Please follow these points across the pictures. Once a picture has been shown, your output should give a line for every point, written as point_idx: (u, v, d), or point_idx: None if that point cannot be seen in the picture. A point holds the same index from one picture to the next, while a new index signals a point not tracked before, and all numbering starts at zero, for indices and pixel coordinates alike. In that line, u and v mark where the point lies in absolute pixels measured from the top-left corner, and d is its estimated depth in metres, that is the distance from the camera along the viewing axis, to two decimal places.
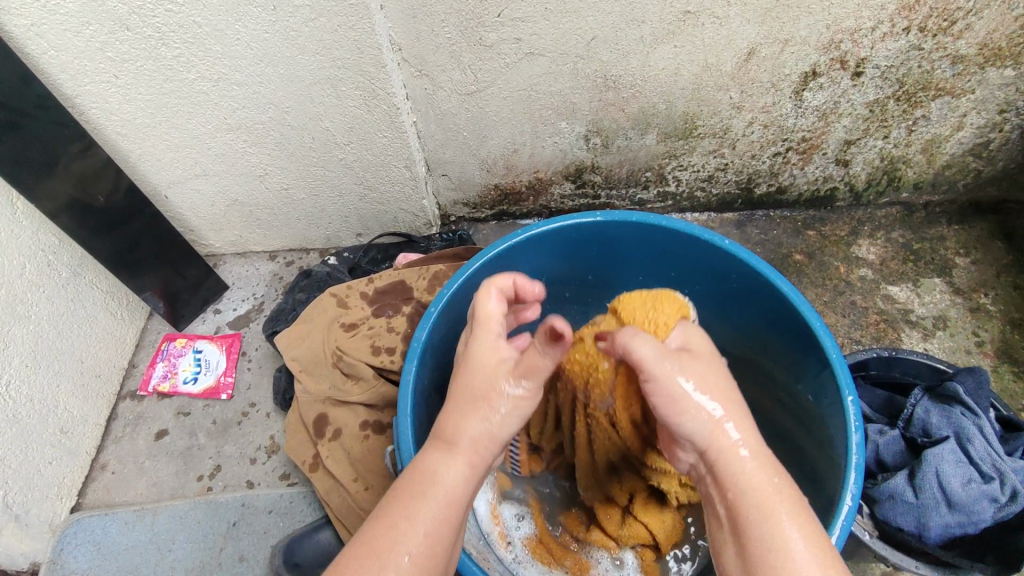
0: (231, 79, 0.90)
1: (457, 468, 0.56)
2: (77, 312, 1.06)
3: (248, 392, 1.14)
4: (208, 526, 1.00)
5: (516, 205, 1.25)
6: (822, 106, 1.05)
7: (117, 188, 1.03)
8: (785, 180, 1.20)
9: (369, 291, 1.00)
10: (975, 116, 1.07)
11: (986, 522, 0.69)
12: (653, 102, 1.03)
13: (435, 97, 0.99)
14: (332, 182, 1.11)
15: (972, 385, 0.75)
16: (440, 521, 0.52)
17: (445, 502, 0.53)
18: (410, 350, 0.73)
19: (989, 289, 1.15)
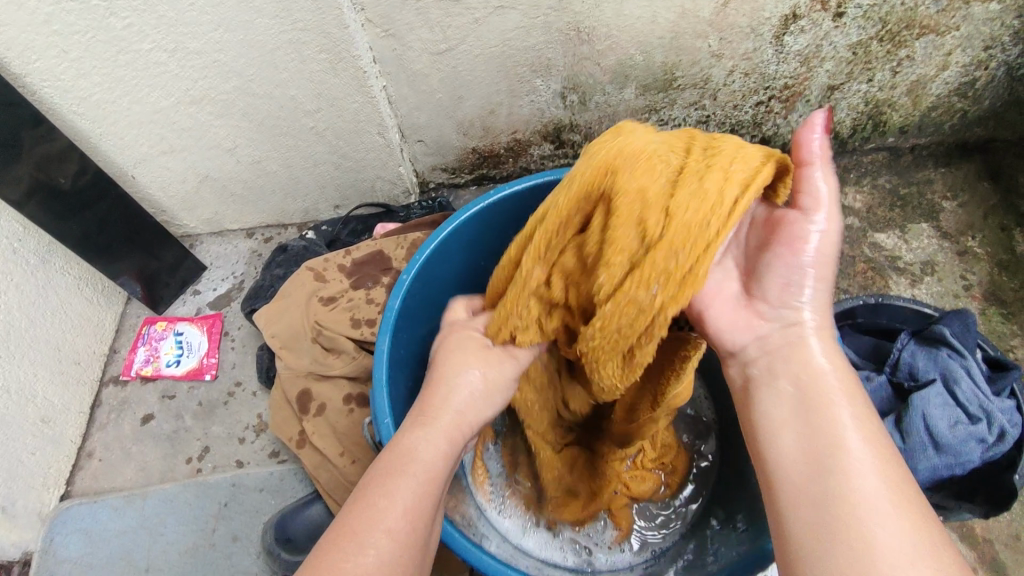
0: (187, 49, 0.86)
1: (433, 434, 0.55)
2: (51, 300, 1.03)
3: (233, 372, 1.12)
4: (199, 507, 1.00)
5: (495, 168, 1.22)
6: (805, 50, 1.01)
7: (82, 171, 0.99)
8: (769, 130, 1.17)
9: (346, 263, 0.97)
10: (961, 54, 1.04)
11: (974, 463, 0.69)
12: (630, 54, 0.99)
13: (404, 58, 0.95)
14: (303, 153, 1.08)
15: (958, 328, 0.74)
16: (409, 512, 0.50)
17: (424, 478, 0.52)
18: (384, 319, 0.71)
19: (976, 232, 1.14)
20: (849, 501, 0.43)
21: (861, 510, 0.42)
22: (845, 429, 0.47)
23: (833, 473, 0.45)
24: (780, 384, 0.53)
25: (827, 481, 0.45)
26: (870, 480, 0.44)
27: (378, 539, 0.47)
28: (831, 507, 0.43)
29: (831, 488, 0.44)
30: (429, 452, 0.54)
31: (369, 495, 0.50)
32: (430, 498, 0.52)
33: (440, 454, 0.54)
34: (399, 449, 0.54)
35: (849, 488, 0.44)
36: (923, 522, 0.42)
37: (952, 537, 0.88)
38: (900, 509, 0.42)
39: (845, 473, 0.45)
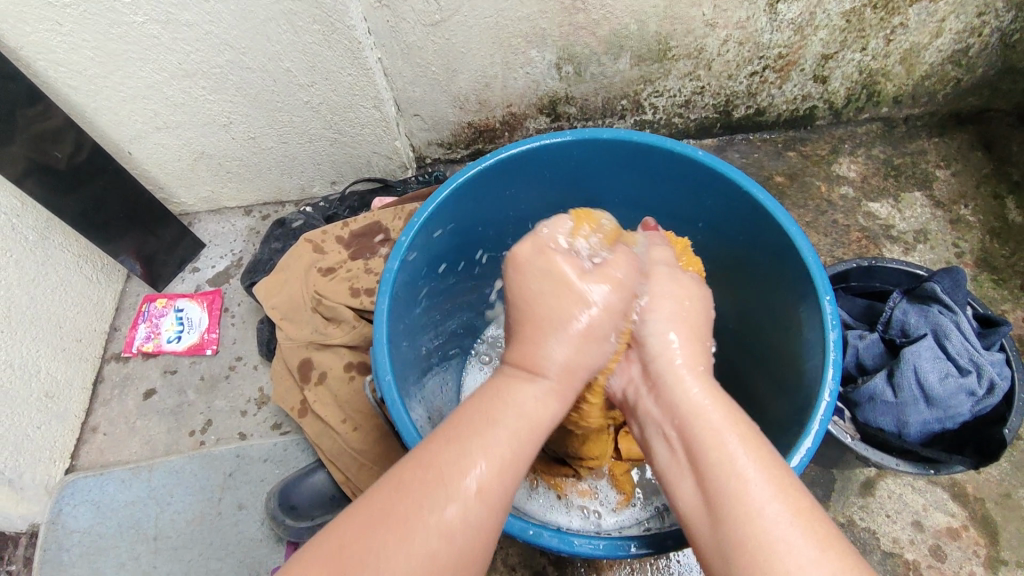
0: (181, 21, 0.86)
1: (544, 391, 0.53)
2: (51, 276, 1.04)
3: (234, 346, 1.13)
4: (204, 478, 1.01)
5: (491, 143, 1.22)
6: (798, 19, 1.02)
7: (79, 147, 0.99)
8: (764, 101, 1.18)
9: (344, 234, 0.98)
10: (954, 21, 1.04)
11: (963, 417, 0.71)
12: (624, 23, 1.00)
13: (399, 30, 0.95)
14: (300, 127, 1.08)
15: (949, 285, 0.75)
16: (500, 466, 0.48)
17: (523, 430, 0.51)
18: (382, 280, 0.72)
19: (969, 200, 1.15)
20: (752, 528, 0.45)
21: (767, 534, 0.44)
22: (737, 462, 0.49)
23: (722, 510, 0.47)
24: (665, 431, 0.55)
25: (716, 518, 0.47)
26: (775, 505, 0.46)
27: (465, 491, 0.46)
28: (736, 540, 0.45)
29: (721, 526, 0.47)
30: (529, 407, 0.52)
31: (443, 455, 0.47)
32: (527, 452, 0.50)
33: (548, 413, 0.53)
34: (496, 397, 0.52)
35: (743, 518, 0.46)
36: (830, 543, 0.44)
37: (943, 496, 0.90)
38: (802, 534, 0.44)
39: (737, 501, 0.47)
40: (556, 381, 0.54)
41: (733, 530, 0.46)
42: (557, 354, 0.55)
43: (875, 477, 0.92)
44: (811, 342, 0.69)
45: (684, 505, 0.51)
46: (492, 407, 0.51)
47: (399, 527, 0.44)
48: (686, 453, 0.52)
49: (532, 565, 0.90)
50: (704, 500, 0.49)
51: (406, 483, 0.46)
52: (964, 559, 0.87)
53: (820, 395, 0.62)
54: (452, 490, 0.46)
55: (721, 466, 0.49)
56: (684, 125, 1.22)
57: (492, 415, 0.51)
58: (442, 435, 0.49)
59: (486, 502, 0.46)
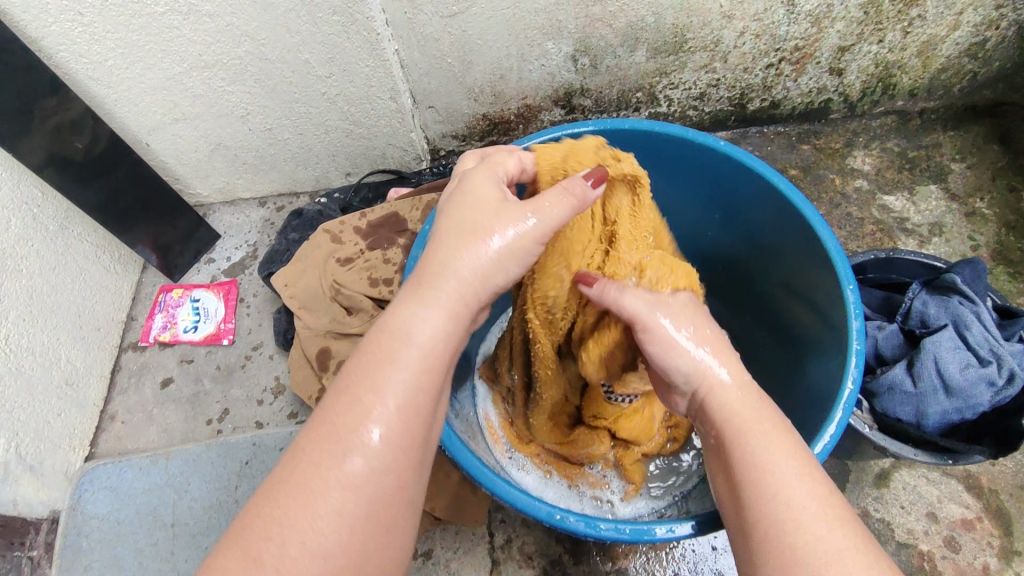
0: (201, 10, 0.87)
1: (434, 321, 0.49)
2: (70, 266, 1.05)
3: (250, 336, 1.14)
4: (221, 466, 1.02)
5: (506, 135, 1.22)
6: (816, 10, 1.01)
7: (98, 138, 1.00)
8: (779, 94, 1.17)
9: (362, 225, 0.99)
10: (972, 13, 1.04)
11: (982, 407, 0.71)
12: (641, 15, 1.00)
13: (416, 21, 0.95)
14: (316, 119, 1.08)
15: (969, 275, 0.76)
16: (392, 423, 0.46)
17: (419, 367, 0.48)
18: (407, 268, 0.73)
19: (984, 193, 1.15)
20: (803, 538, 0.43)
21: (803, 533, 0.44)
22: (773, 457, 0.47)
23: (748, 496, 0.47)
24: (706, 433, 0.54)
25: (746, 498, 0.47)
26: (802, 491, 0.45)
27: (364, 448, 0.45)
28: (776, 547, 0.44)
29: (746, 509, 0.47)
30: (426, 343, 0.49)
31: (339, 407, 0.46)
32: (424, 387, 0.48)
33: (441, 333, 0.49)
34: (391, 329, 0.49)
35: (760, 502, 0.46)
36: (844, 524, 0.44)
37: (957, 487, 0.90)
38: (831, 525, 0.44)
39: (767, 494, 0.46)
40: (439, 301, 0.50)
41: (769, 533, 0.45)
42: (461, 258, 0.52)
43: (889, 469, 0.92)
44: (833, 331, 0.69)
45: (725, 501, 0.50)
46: (390, 340, 0.48)
47: (302, 498, 0.43)
48: (718, 444, 0.52)
49: (548, 553, 0.91)
50: (737, 501, 0.48)
51: (305, 451, 0.45)
52: (978, 550, 0.87)
53: (843, 384, 0.63)
54: (321, 480, 0.44)
55: (758, 460, 0.48)
56: (698, 117, 1.22)
57: (388, 357, 0.48)
58: (341, 388, 0.47)
59: (392, 450, 0.46)
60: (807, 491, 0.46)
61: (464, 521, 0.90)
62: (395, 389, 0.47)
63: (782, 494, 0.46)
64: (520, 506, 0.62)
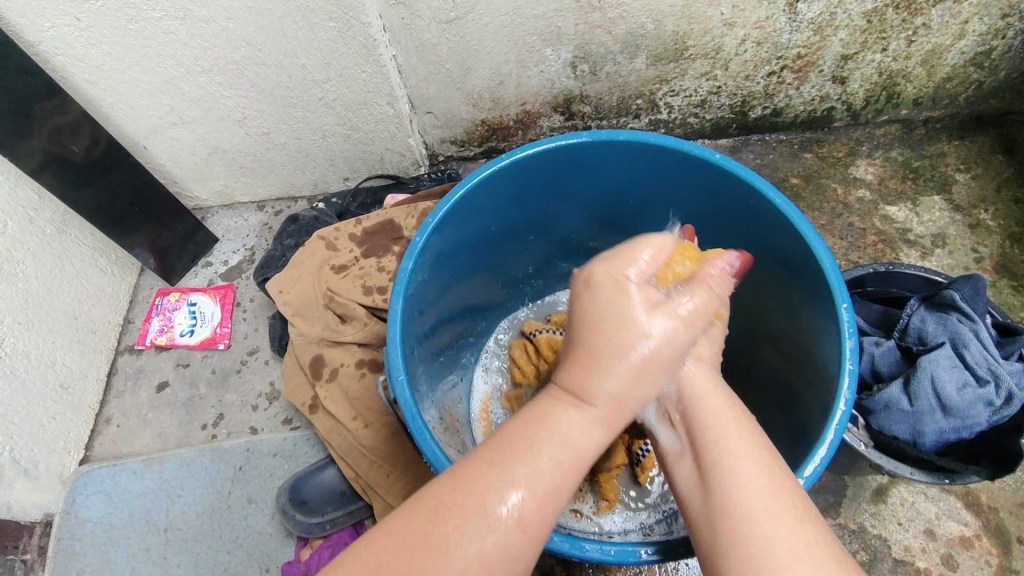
0: (197, 15, 0.86)
1: (591, 421, 0.49)
2: (67, 269, 1.05)
3: (246, 341, 1.14)
4: (215, 471, 1.02)
5: (504, 140, 1.21)
6: (818, 18, 1.00)
7: (96, 141, 1.00)
8: (781, 102, 1.16)
9: (357, 232, 0.99)
10: (978, 22, 1.02)
11: (980, 427, 0.70)
12: (641, 22, 0.99)
13: (414, 27, 0.94)
14: (314, 124, 1.08)
15: (969, 292, 0.74)
16: (542, 499, 0.45)
17: (565, 462, 0.47)
18: (397, 280, 0.72)
19: (989, 205, 1.13)
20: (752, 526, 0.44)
21: (761, 530, 0.44)
22: (736, 459, 0.48)
23: (713, 481, 0.48)
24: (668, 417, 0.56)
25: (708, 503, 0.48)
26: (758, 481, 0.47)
27: (502, 522, 0.44)
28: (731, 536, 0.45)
29: (712, 494, 0.48)
30: (569, 434, 0.48)
31: (483, 481, 0.45)
32: (568, 484, 0.47)
33: (591, 440, 0.49)
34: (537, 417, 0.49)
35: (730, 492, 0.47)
36: (787, 493, 0.46)
37: (956, 504, 0.89)
38: (784, 519, 0.44)
39: (729, 478, 0.47)
40: (605, 415, 0.49)
41: (719, 504, 0.47)
42: (606, 386, 0.49)
43: (887, 485, 0.91)
44: (828, 349, 0.68)
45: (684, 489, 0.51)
46: (534, 427, 0.48)
47: (434, 551, 0.42)
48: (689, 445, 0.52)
49: (540, 564, 0.90)
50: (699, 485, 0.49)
51: (444, 507, 0.44)
52: (977, 568, 0.86)
53: (835, 405, 0.62)
54: (464, 525, 0.43)
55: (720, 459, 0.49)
56: (699, 124, 1.21)
57: (530, 445, 0.47)
58: (473, 465, 0.46)
59: (518, 537, 0.44)
60: (754, 464, 0.48)
61: None
62: (531, 476, 0.45)
63: (728, 476, 0.48)
64: None
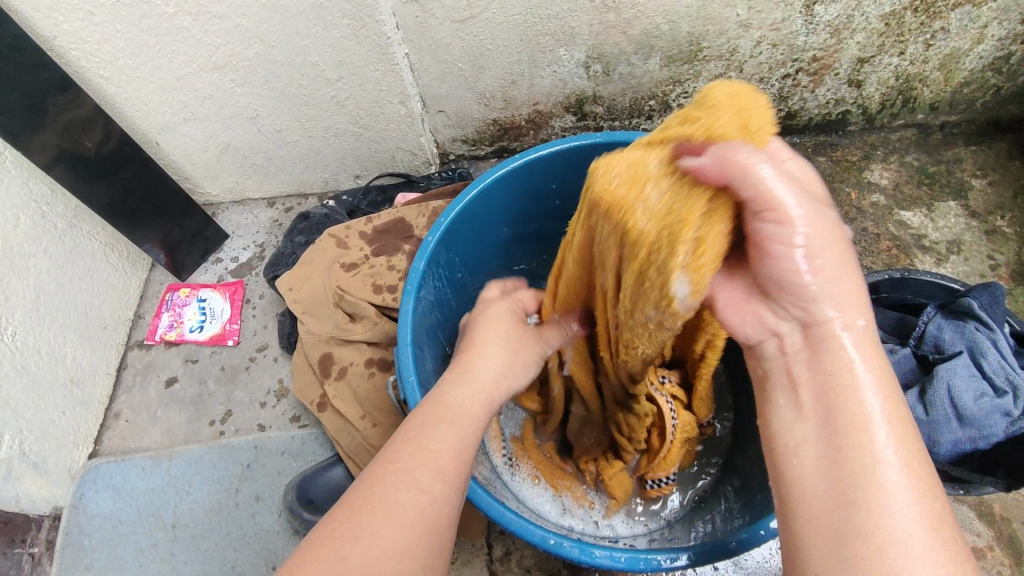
0: (211, 12, 0.86)
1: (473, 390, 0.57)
2: (78, 264, 1.05)
3: (255, 338, 1.14)
4: (223, 468, 1.02)
5: (516, 140, 1.21)
6: (835, 21, 0.99)
7: (109, 137, 1.00)
8: (795, 105, 1.15)
9: (368, 230, 0.98)
10: (997, 26, 1.01)
11: (997, 437, 0.68)
12: (656, 23, 0.98)
13: (427, 26, 0.94)
14: (325, 121, 1.08)
15: (987, 301, 0.73)
16: (450, 455, 0.52)
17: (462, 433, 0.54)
18: (409, 280, 0.72)
19: (1005, 211, 1.12)
20: (875, 524, 0.40)
21: (899, 560, 0.39)
22: (877, 456, 0.42)
23: (850, 498, 0.41)
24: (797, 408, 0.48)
25: (840, 504, 0.42)
26: (899, 503, 0.40)
27: (406, 508, 0.47)
28: (863, 554, 0.39)
29: (847, 510, 0.41)
30: (460, 413, 0.55)
31: (398, 454, 0.50)
32: (469, 450, 0.54)
33: (474, 411, 0.56)
34: (437, 405, 0.55)
35: (870, 505, 0.41)
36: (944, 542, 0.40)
37: (969, 514, 0.88)
38: (936, 556, 0.39)
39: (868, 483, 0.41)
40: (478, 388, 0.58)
41: (853, 520, 0.41)
42: (455, 393, 0.57)
43: None
44: None
45: (802, 489, 0.44)
46: (439, 411, 0.55)
47: (380, 513, 0.46)
48: (824, 436, 0.45)
49: (546, 567, 0.89)
50: (833, 490, 0.42)
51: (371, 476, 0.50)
52: None
53: None
54: (383, 501, 0.47)
55: (862, 462, 0.42)
56: None
57: (432, 419, 0.54)
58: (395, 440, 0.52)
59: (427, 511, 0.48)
60: (907, 490, 0.41)
61: (463, 532, 0.90)
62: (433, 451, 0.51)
63: (868, 489, 0.41)
64: (514, 528, 0.61)
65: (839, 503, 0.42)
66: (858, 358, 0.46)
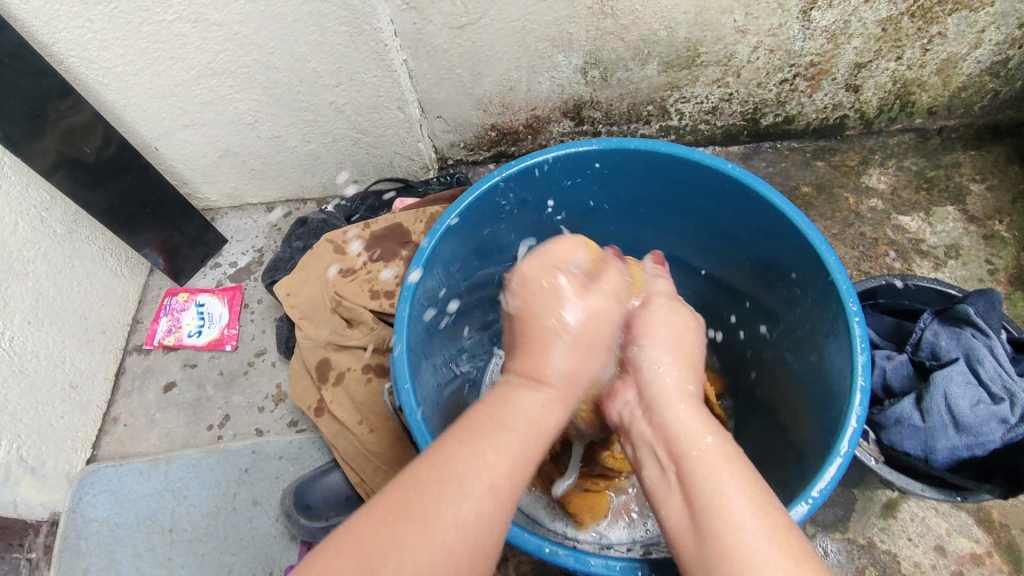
0: (210, 19, 0.87)
1: (546, 398, 0.55)
2: (78, 269, 1.05)
3: (253, 342, 1.14)
4: (220, 473, 1.02)
5: (514, 145, 1.21)
6: (832, 26, 0.99)
7: (108, 142, 1.00)
8: (793, 110, 1.15)
9: (366, 236, 0.98)
10: (994, 31, 1.01)
11: (993, 444, 0.68)
12: (653, 29, 0.98)
13: (425, 32, 0.94)
14: (324, 127, 1.08)
15: (983, 307, 0.73)
16: (511, 467, 0.49)
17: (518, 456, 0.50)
18: (405, 286, 0.72)
19: (1004, 216, 1.12)
20: (724, 531, 0.47)
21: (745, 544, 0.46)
22: (721, 486, 0.49)
23: (703, 520, 0.48)
24: (655, 451, 0.56)
25: (697, 522, 0.49)
26: (738, 496, 0.48)
27: (476, 488, 0.47)
28: (720, 552, 0.46)
29: (704, 528, 0.48)
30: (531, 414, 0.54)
31: (459, 454, 0.49)
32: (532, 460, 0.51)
33: (553, 419, 0.55)
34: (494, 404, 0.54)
35: (715, 511, 0.48)
36: (784, 538, 0.46)
37: (967, 520, 0.88)
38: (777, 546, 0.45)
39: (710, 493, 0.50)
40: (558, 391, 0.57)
41: (712, 536, 0.47)
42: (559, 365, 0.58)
43: (897, 499, 0.90)
44: (839, 362, 0.67)
45: (673, 524, 0.51)
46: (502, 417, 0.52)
47: (418, 527, 0.44)
48: (676, 473, 0.53)
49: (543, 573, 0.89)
50: (690, 515, 0.50)
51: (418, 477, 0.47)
52: None
53: (846, 420, 0.61)
54: (432, 509, 0.45)
55: (705, 489, 0.50)
56: (710, 131, 1.20)
57: (482, 430, 0.51)
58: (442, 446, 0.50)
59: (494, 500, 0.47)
60: (747, 506, 0.48)
61: None
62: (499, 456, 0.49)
63: (714, 505, 0.49)
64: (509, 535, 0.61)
65: (697, 528, 0.49)
66: (678, 410, 0.57)
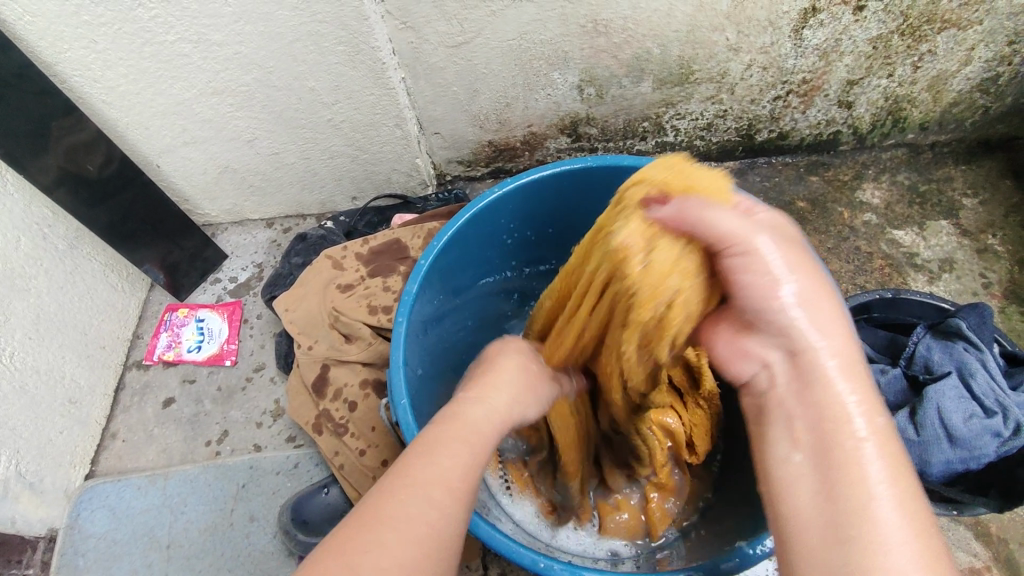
0: (211, 39, 0.88)
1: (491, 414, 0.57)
2: (77, 284, 1.06)
3: (252, 357, 1.15)
4: (218, 488, 1.02)
5: (511, 161, 1.22)
6: (823, 44, 1.01)
7: (109, 159, 1.02)
8: (786, 125, 1.16)
9: (364, 251, 0.99)
10: (982, 49, 1.03)
11: (988, 458, 0.68)
12: (647, 48, 1.00)
13: (422, 51, 0.96)
14: (323, 144, 1.10)
15: (974, 321, 0.74)
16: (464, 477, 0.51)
17: (476, 448, 0.54)
18: (402, 302, 0.73)
19: (996, 230, 1.13)
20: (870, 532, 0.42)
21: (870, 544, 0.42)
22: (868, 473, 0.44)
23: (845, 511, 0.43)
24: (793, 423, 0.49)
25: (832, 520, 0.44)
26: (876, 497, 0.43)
27: (436, 487, 0.50)
28: (847, 540, 0.42)
29: (840, 513, 0.44)
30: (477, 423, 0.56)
31: (431, 452, 0.52)
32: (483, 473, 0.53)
33: (494, 425, 0.57)
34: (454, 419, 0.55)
35: (854, 514, 0.43)
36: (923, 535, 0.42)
37: (965, 534, 0.88)
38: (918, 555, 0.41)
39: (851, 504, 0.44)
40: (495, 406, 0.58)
41: (857, 536, 0.42)
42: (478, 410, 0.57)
43: None
44: None
45: (795, 497, 0.47)
46: (457, 429, 0.54)
47: (386, 527, 0.46)
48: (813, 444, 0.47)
49: None
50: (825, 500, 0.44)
51: (388, 491, 0.49)
52: None
53: None
54: (397, 518, 0.47)
55: (850, 475, 0.44)
56: (705, 147, 1.21)
57: (455, 436, 0.53)
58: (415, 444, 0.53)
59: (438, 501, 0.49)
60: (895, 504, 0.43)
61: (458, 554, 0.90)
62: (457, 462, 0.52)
63: (857, 498, 0.43)
64: (503, 550, 0.62)
65: (834, 523, 0.43)
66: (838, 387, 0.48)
